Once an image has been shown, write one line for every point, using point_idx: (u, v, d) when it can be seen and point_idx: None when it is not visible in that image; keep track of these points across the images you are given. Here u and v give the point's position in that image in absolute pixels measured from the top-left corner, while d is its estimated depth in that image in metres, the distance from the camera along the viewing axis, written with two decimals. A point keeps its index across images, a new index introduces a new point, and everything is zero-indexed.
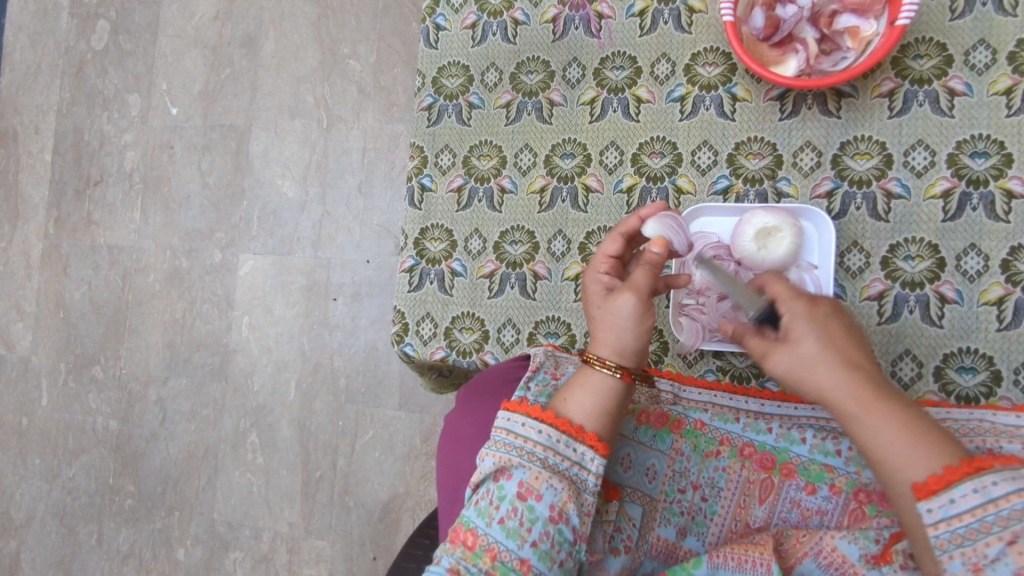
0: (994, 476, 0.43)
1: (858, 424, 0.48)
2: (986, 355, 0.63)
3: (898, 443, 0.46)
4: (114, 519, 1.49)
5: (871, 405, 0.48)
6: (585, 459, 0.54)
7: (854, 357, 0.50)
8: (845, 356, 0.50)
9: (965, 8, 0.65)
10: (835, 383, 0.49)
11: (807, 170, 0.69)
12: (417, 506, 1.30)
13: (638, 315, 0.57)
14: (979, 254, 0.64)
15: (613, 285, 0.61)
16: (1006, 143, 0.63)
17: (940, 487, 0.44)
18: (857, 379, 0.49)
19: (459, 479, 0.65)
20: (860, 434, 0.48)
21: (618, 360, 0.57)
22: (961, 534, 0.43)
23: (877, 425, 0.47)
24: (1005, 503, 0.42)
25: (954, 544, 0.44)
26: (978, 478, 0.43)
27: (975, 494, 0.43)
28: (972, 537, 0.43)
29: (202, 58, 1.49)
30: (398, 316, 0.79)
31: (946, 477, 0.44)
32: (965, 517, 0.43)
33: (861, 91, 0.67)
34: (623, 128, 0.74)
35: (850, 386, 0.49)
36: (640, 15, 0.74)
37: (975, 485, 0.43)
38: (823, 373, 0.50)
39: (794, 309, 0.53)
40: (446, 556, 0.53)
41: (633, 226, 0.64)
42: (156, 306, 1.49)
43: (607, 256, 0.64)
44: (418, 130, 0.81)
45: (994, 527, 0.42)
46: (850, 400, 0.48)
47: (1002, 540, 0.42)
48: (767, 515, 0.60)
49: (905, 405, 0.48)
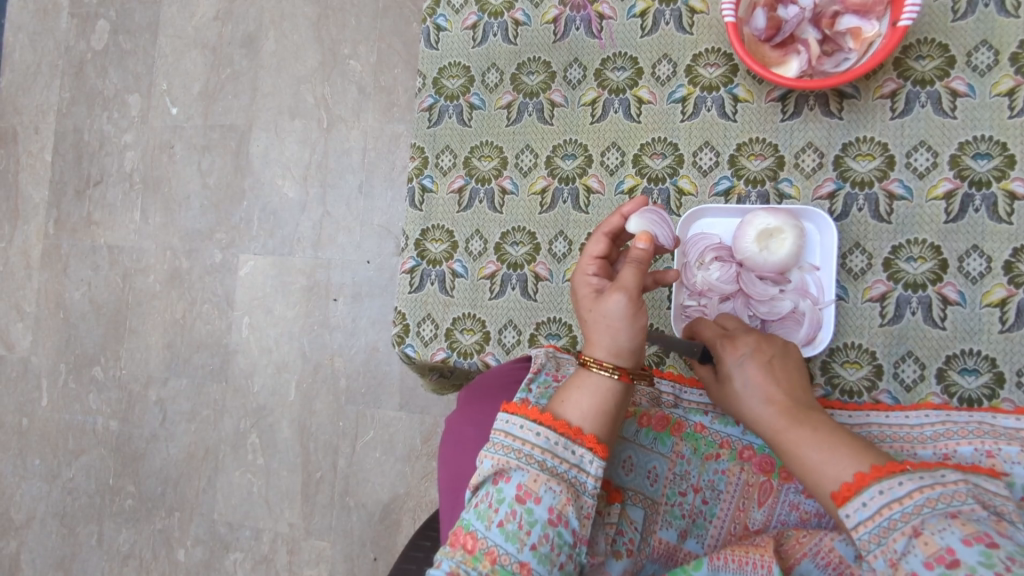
0: (899, 477, 0.47)
1: (781, 449, 0.56)
2: (987, 357, 0.63)
3: (813, 457, 0.52)
4: (115, 519, 1.49)
5: (783, 429, 0.56)
6: (583, 461, 0.54)
7: (772, 390, 0.59)
8: (762, 391, 0.59)
9: (967, 9, 0.64)
10: (754, 415, 0.59)
11: (809, 171, 0.69)
12: (417, 507, 1.30)
13: (630, 313, 0.57)
14: (982, 256, 0.64)
15: (603, 287, 0.61)
16: (1009, 145, 0.63)
17: (851, 493, 0.48)
18: (774, 408, 0.58)
19: (460, 481, 0.65)
20: (785, 457, 0.55)
21: (616, 360, 0.57)
22: (877, 534, 0.46)
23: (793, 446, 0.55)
24: (909, 500, 0.45)
25: (875, 544, 0.46)
26: (883, 481, 0.47)
27: (881, 494, 0.47)
28: (886, 535, 0.46)
29: (202, 58, 1.49)
30: (398, 317, 0.79)
31: (855, 483, 0.48)
32: (874, 517, 0.46)
33: (863, 92, 0.67)
34: (624, 129, 0.74)
35: (768, 416, 0.58)
36: (642, 16, 0.74)
37: (880, 486, 0.47)
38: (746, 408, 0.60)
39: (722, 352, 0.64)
40: (445, 560, 0.53)
41: (616, 225, 0.64)
42: (156, 306, 1.49)
43: (593, 257, 0.63)
44: (418, 131, 0.81)
45: (900, 524, 0.45)
46: (767, 429, 0.58)
47: (907, 535, 0.45)
48: (766, 518, 0.60)
49: (828, 427, 0.54)
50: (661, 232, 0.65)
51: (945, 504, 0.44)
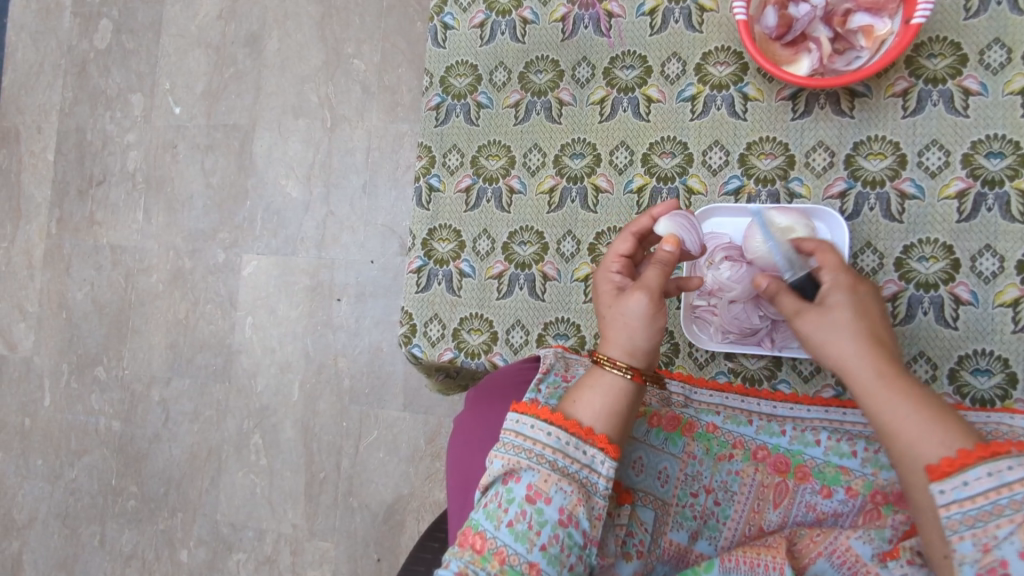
0: (1010, 461, 0.43)
1: (875, 397, 0.51)
2: (1001, 357, 0.63)
3: (917, 418, 0.48)
4: (117, 520, 1.49)
5: (890, 380, 0.51)
6: (595, 461, 0.54)
7: (882, 342, 0.53)
8: (874, 338, 0.54)
9: (980, 7, 0.64)
10: (860, 353, 0.52)
11: (819, 170, 0.68)
12: (421, 508, 1.29)
13: (649, 315, 0.58)
14: (994, 256, 0.63)
15: (625, 286, 0.61)
16: (1022, 144, 0.62)
17: (952, 470, 0.45)
18: (884, 359, 0.52)
19: (469, 482, 0.64)
20: (876, 407, 0.50)
21: (629, 360, 0.58)
22: (972, 516, 0.43)
23: (895, 399, 0.50)
24: (1020, 488, 0.42)
25: (966, 526, 0.43)
26: (994, 462, 0.43)
27: (990, 477, 0.43)
28: (984, 519, 0.43)
29: (205, 57, 1.49)
30: (405, 317, 0.79)
31: (959, 460, 0.45)
32: (977, 499, 0.43)
33: (874, 91, 0.67)
34: (633, 128, 0.74)
35: (873, 362, 0.52)
36: (651, 14, 0.73)
37: (989, 468, 0.43)
38: (850, 344, 0.53)
39: (836, 282, 0.57)
40: (454, 560, 0.52)
41: (644, 225, 0.64)
42: (159, 306, 1.48)
43: (619, 255, 0.64)
44: (425, 130, 0.80)
45: (1007, 510, 0.42)
46: (870, 371, 0.51)
47: (1013, 523, 0.42)
48: (781, 519, 0.59)
49: (928, 393, 0.50)
50: (689, 238, 0.63)
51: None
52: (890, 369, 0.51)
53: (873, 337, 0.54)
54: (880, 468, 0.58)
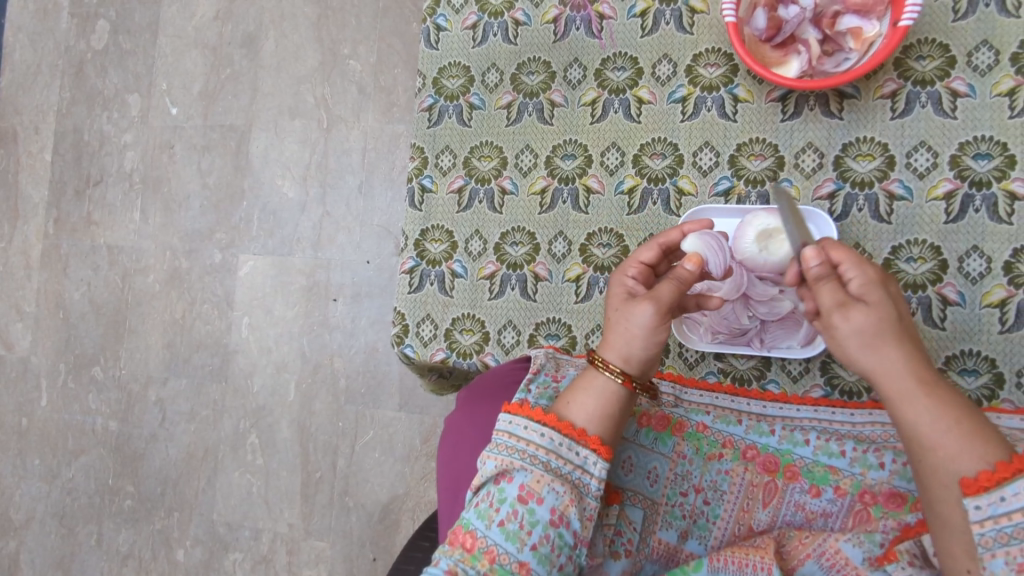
0: None
1: (916, 407, 0.47)
2: (988, 358, 0.63)
3: (955, 430, 0.46)
4: (114, 519, 1.49)
5: (928, 390, 0.47)
6: (588, 463, 0.54)
7: (914, 342, 0.49)
8: (909, 339, 0.49)
9: (968, 9, 0.64)
10: (899, 358, 0.48)
11: (809, 171, 0.69)
12: (417, 507, 1.30)
13: (653, 328, 0.56)
14: (982, 257, 0.63)
15: (637, 291, 0.60)
16: (1009, 145, 0.63)
17: (991, 485, 0.43)
18: (920, 363, 0.48)
19: (460, 482, 0.65)
20: (915, 417, 0.47)
21: (623, 366, 0.57)
22: (1008, 533, 0.42)
23: (935, 409, 0.46)
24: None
25: (1000, 544, 0.43)
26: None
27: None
28: (1019, 538, 0.42)
29: (202, 58, 1.49)
30: (398, 317, 0.79)
31: (999, 475, 0.43)
32: (1014, 516, 0.42)
33: (863, 92, 0.67)
34: (624, 130, 0.74)
35: (911, 369, 0.48)
36: (642, 16, 0.73)
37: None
38: (891, 350, 0.48)
39: (865, 276, 0.50)
40: (444, 558, 0.53)
41: (674, 239, 0.63)
42: (156, 306, 1.49)
43: (640, 261, 0.61)
44: (418, 131, 0.80)
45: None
46: (910, 379, 0.47)
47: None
48: (771, 518, 0.59)
49: (959, 396, 0.48)
50: (713, 259, 0.63)
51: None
52: (926, 373, 0.48)
53: (908, 338, 0.49)
54: (868, 467, 0.58)
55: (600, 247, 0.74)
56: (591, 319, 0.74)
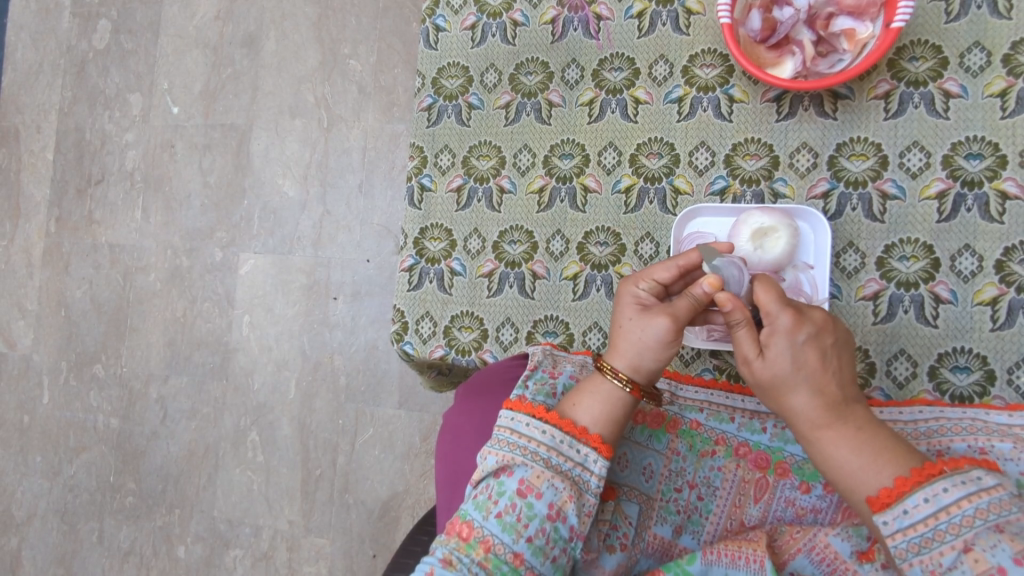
0: (944, 483, 0.45)
1: (822, 440, 0.51)
2: (979, 355, 0.64)
3: (858, 457, 0.49)
4: (115, 516, 1.50)
5: (834, 422, 0.51)
6: (588, 460, 0.55)
7: (828, 375, 0.52)
8: (819, 377, 0.52)
9: (960, 11, 0.65)
10: (806, 400, 0.52)
11: (803, 171, 0.70)
12: (417, 505, 1.31)
13: (667, 341, 0.56)
14: (973, 255, 0.64)
15: (649, 305, 0.59)
16: (1001, 145, 0.64)
17: (892, 500, 0.47)
18: (827, 397, 0.51)
19: (458, 477, 0.66)
20: (823, 449, 0.51)
21: (632, 375, 0.57)
22: (917, 543, 0.46)
23: (839, 442, 0.50)
24: (957, 510, 0.45)
25: (913, 553, 0.46)
26: (929, 487, 0.46)
27: (927, 503, 0.45)
28: (928, 546, 0.45)
29: (203, 57, 1.50)
30: (397, 315, 0.80)
31: (896, 491, 0.47)
32: (918, 527, 0.46)
33: (857, 93, 0.68)
34: (621, 129, 0.75)
35: (817, 404, 0.51)
36: (638, 17, 0.74)
37: (926, 494, 0.46)
38: (796, 393, 0.52)
39: (773, 326, 0.53)
40: (440, 547, 0.54)
41: (693, 258, 0.59)
42: (156, 305, 1.49)
43: (654, 278, 0.59)
44: (417, 131, 0.81)
45: (948, 536, 0.45)
46: (817, 417, 0.51)
47: (956, 549, 0.44)
48: (762, 514, 0.60)
49: (868, 421, 0.51)
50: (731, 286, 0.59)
51: (994, 515, 0.44)
52: (833, 409, 0.51)
53: (818, 378, 0.52)
54: None
55: (598, 245, 0.75)
56: (588, 318, 0.75)
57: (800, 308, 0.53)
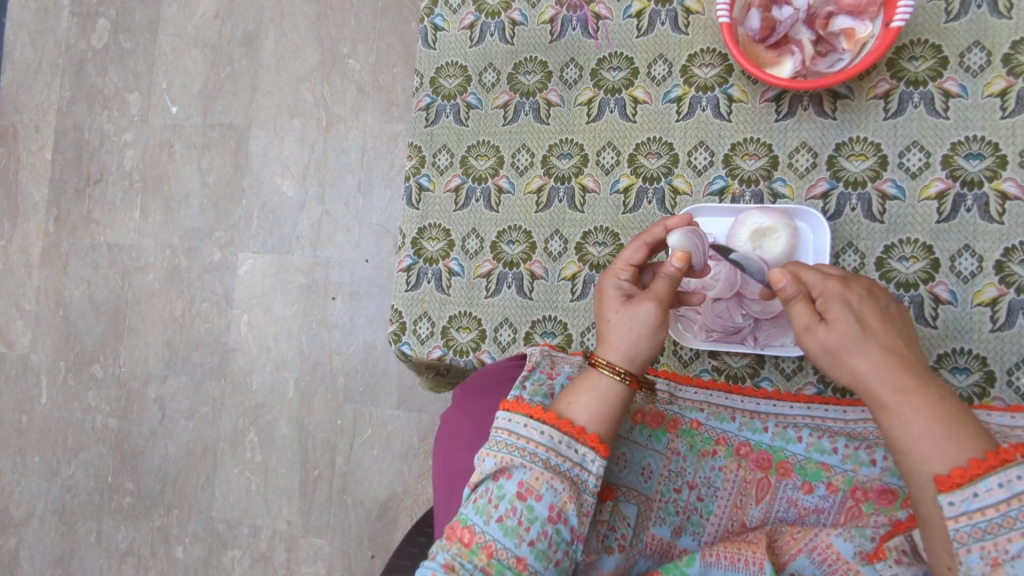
0: (1019, 470, 0.44)
1: (888, 410, 0.49)
2: (979, 356, 0.64)
3: (932, 431, 0.47)
4: (114, 516, 1.50)
5: (905, 391, 0.48)
6: (586, 460, 0.55)
7: (893, 346, 0.51)
8: (884, 346, 0.51)
9: (960, 10, 0.65)
10: (873, 367, 0.50)
11: (802, 171, 0.69)
12: (415, 505, 1.30)
13: (657, 325, 0.57)
14: (973, 256, 0.64)
15: (631, 292, 0.60)
16: (1000, 145, 0.63)
17: (963, 481, 0.45)
18: (894, 365, 0.50)
19: (456, 478, 0.66)
20: (888, 421, 0.49)
21: (627, 366, 0.57)
22: (981, 529, 0.44)
23: (908, 413, 0.48)
24: None
25: (974, 538, 0.44)
26: (1004, 472, 0.44)
27: (1001, 488, 0.44)
28: (993, 532, 0.44)
29: (201, 56, 1.49)
30: (395, 315, 0.80)
31: (972, 471, 0.45)
32: (987, 512, 0.44)
33: (856, 92, 0.68)
34: (620, 129, 0.75)
35: (884, 372, 0.50)
36: (637, 16, 0.74)
37: (1001, 479, 0.44)
38: (860, 359, 0.51)
39: (829, 292, 0.54)
40: (441, 552, 0.54)
41: (657, 235, 0.61)
42: (155, 304, 1.49)
43: (628, 264, 0.62)
44: (416, 130, 0.81)
45: (1017, 523, 0.43)
46: (885, 385, 0.49)
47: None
48: (763, 514, 0.60)
49: (943, 395, 0.49)
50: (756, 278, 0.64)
51: None
52: (904, 376, 0.49)
53: (883, 347, 0.51)
54: (859, 464, 0.59)
55: (596, 245, 0.75)
56: (586, 318, 0.74)
57: (852, 283, 0.55)
